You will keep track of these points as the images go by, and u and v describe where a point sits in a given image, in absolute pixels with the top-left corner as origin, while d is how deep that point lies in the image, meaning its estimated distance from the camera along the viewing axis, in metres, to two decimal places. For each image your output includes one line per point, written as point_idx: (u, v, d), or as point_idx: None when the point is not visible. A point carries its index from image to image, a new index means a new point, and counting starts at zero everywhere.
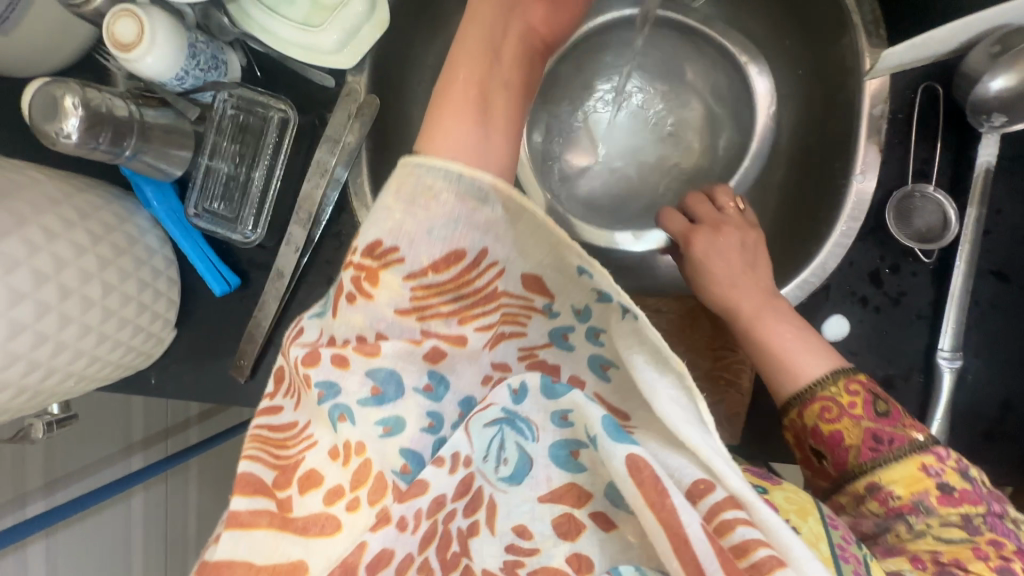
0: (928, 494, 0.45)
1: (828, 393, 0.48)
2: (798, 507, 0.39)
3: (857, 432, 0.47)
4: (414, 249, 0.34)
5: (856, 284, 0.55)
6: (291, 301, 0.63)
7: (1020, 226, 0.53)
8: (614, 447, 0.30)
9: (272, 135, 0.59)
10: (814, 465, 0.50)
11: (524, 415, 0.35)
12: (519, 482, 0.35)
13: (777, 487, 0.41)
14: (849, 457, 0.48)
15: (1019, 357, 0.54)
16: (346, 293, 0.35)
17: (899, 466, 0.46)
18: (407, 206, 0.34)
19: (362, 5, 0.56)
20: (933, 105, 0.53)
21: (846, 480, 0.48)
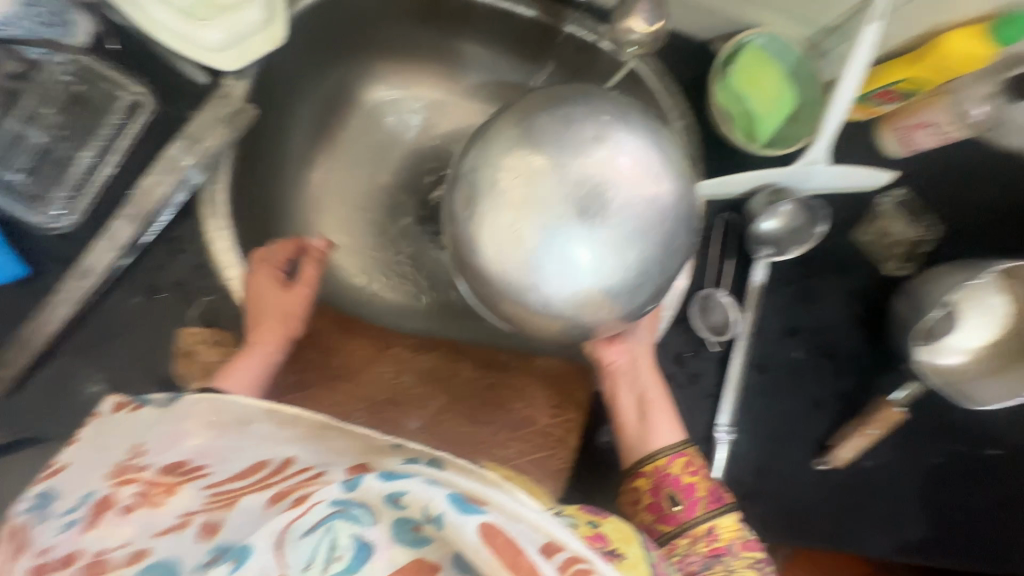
0: (736, 539, 0.55)
1: (690, 451, 0.58)
2: (622, 535, 0.43)
3: (705, 486, 0.56)
4: (218, 464, 0.36)
5: (665, 363, 0.66)
6: (95, 307, 0.53)
7: (776, 333, 0.69)
8: (465, 519, 0.32)
9: (114, 117, 0.53)
10: (662, 514, 0.56)
11: (359, 501, 0.33)
12: (358, 570, 0.31)
13: (605, 519, 0.45)
14: (698, 506, 0.56)
15: (770, 434, 0.68)
16: (118, 505, 0.35)
17: (727, 516, 0.55)
18: (210, 431, 0.38)
19: (258, 15, 0.54)
20: (729, 229, 0.68)
21: (691, 525, 0.55)
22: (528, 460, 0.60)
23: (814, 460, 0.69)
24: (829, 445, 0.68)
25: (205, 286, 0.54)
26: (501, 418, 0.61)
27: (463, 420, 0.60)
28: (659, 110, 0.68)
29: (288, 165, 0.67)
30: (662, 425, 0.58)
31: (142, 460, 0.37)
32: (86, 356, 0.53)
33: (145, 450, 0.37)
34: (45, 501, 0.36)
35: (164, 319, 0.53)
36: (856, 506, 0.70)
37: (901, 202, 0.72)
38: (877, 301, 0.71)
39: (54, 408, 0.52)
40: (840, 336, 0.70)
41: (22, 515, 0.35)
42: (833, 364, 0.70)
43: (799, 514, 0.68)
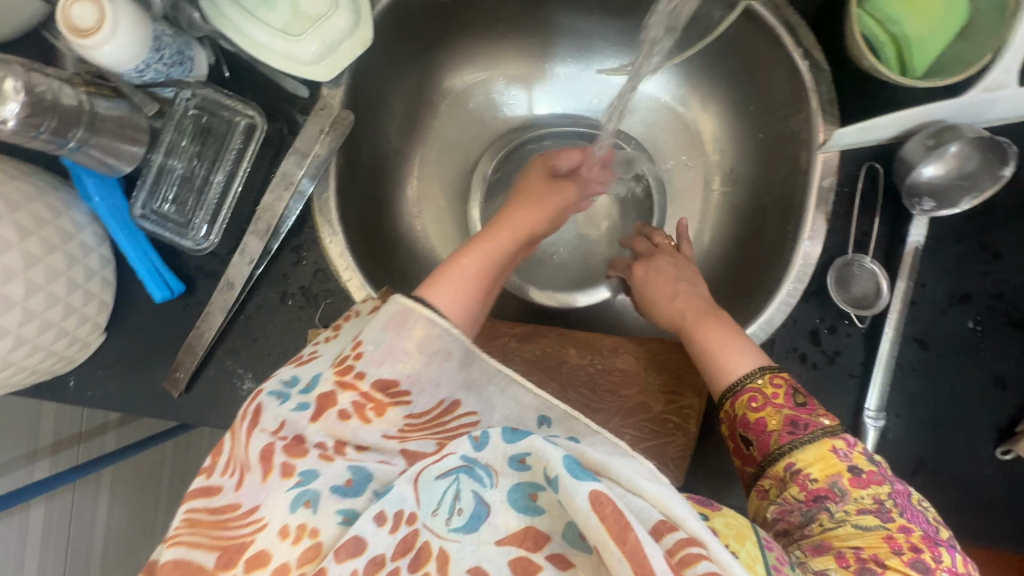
0: (840, 476, 0.44)
1: (755, 384, 0.49)
2: (735, 531, 0.40)
3: (778, 419, 0.48)
4: (418, 395, 0.39)
5: (798, 341, 0.59)
6: (239, 314, 0.60)
7: (941, 301, 0.58)
8: (577, 484, 0.31)
9: (236, 141, 0.56)
10: (737, 459, 0.50)
11: (485, 462, 0.34)
12: (474, 530, 0.33)
13: (717, 512, 0.42)
14: (771, 442, 0.48)
15: (933, 420, 0.59)
16: (338, 407, 0.38)
17: (811, 449, 0.46)
18: (422, 357, 0.40)
19: (345, 21, 0.55)
20: (874, 181, 0.58)
21: (768, 467, 0.47)
22: (644, 448, 0.57)
23: (993, 447, 0.58)
24: (1018, 433, 0.57)
25: (326, 290, 0.60)
26: (613, 404, 0.59)
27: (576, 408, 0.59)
28: (776, 51, 0.59)
29: (386, 165, 0.68)
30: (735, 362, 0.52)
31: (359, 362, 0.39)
32: (238, 356, 0.60)
33: (361, 353, 0.40)
34: (279, 395, 0.39)
35: (296, 320, 0.60)
36: None
37: None
38: None
39: (219, 403, 0.60)
40: None
41: (265, 395, 0.39)
42: (1021, 335, 0.58)
43: (975, 511, 0.59)
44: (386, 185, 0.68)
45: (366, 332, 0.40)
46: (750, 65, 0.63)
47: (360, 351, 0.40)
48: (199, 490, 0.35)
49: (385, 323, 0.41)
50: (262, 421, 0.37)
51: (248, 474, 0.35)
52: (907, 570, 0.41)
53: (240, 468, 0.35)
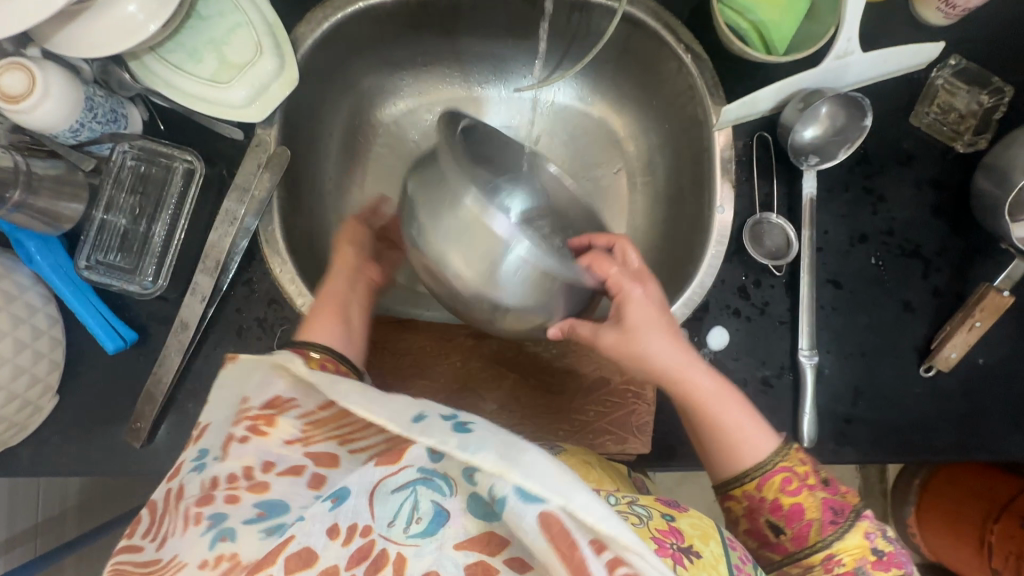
0: (867, 560, 0.47)
1: (785, 464, 0.51)
2: (700, 532, 0.45)
3: (813, 505, 0.49)
4: (305, 397, 0.38)
5: (729, 299, 0.64)
6: (196, 355, 0.61)
7: (843, 244, 0.65)
8: (522, 508, 0.28)
9: (176, 186, 0.59)
10: (769, 543, 0.51)
11: (443, 472, 0.32)
12: (434, 534, 0.31)
13: (684, 515, 0.47)
14: (809, 531, 0.49)
15: (859, 351, 0.65)
16: (237, 437, 0.37)
17: (851, 537, 0.48)
18: (295, 379, 0.39)
19: (272, 65, 0.59)
20: (766, 147, 0.65)
21: (803, 556, 0.49)
22: (607, 421, 0.61)
23: (916, 367, 0.64)
24: (933, 348, 0.63)
25: (282, 317, 0.61)
26: (573, 384, 0.62)
27: (539, 393, 0.62)
28: (665, 49, 0.67)
29: (329, 199, 0.72)
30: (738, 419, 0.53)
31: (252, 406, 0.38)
32: (200, 398, 0.61)
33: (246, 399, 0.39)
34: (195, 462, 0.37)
35: (255, 351, 0.61)
36: (977, 410, 0.64)
37: (959, 72, 0.65)
38: (951, 186, 0.66)
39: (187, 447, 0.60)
40: (917, 231, 0.65)
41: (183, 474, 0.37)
42: (918, 262, 0.65)
43: (911, 429, 0.64)
44: (329, 215, 0.71)
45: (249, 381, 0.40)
46: (644, 64, 0.71)
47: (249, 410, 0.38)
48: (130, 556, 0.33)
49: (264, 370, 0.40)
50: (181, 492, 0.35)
51: (170, 538, 0.33)
52: None
53: (167, 506, 0.35)
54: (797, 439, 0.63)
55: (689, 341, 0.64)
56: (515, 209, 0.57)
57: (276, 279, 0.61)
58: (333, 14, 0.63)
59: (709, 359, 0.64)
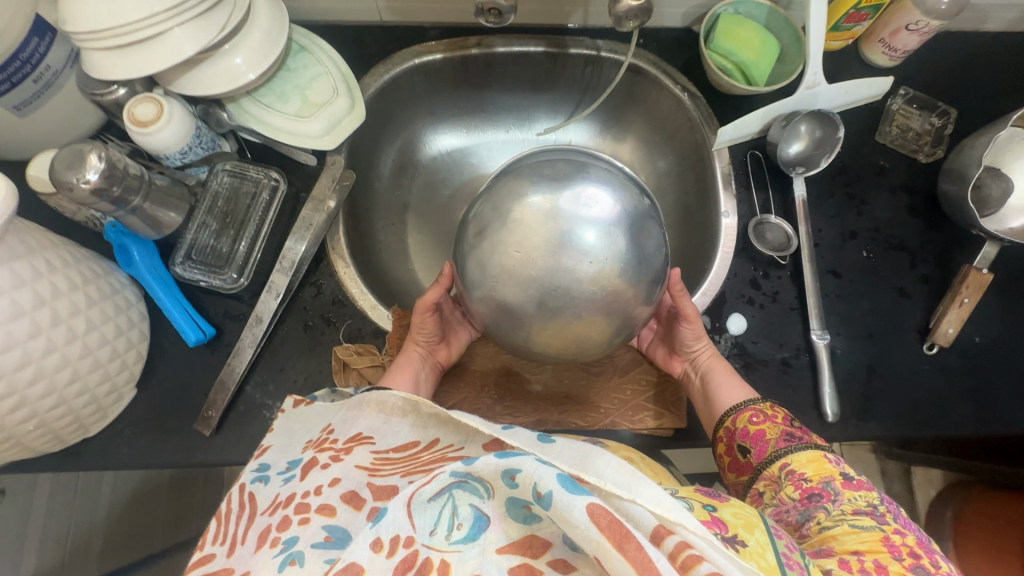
0: (832, 478, 0.51)
1: (756, 405, 0.59)
2: (743, 520, 0.45)
3: (775, 431, 0.57)
4: (380, 437, 0.49)
5: (742, 290, 0.72)
6: (265, 349, 0.67)
7: (835, 241, 0.74)
8: (572, 499, 0.33)
9: (261, 198, 0.68)
10: (738, 463, 0.58)
11: (477, 475, 0.37)
12: (477, 538, 0.37)
13: (726, 505, 0.47)
14: (769, 448, 0.56)
15: (866, 332, 0.71)
16: (321, 463, 0.46)
17: (805, 452, 0.54)
18: (381, 416, 0.51)
19: (344, 103, 0.72)
20: (758, 163, 0.76)
21: (764, 467, 0.55)
22: (645, 397, 0.67)
23: (920, 345, 0.71)
24: (932, 326, 0.70)
25: (345, 313, 0.68)
26: (611, 366, 0.68)
27: (578, 375, 0.68)
28: (664, 91, 0.81)
29: (379, 224, 0.82)
30: (726, 380, 0.62)
31: (332, 437, 0.50)
32: (266, 389, 0.65)
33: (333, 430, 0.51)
34: (268, 477, 0.48)
35: (319, 345, 0.67)
36: (983, 385, 0.70)
37: (909, 99, 0.79)
38: (923, 189, 0.76)
39: (253, 436, 0.64)
40: (898, 227, 0.75)
41: (249, 483, 0.48)
42: (903, 254, 0.74)
43: (925, 402, 0.69)
44: (379, 237, 0.81)
45: (336, 417, 0.53)
46: (645, 106, 0.85)
47: (331, 431, 0.51)
48: (205, 561, 0.41)
49: (350, 408, 0.53)
50: (261, 505, 0.45)
51: (240, 545, 0.42)
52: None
53: (243, 512, 0.45)
54: (821, 415, 0.67)
55: (711, 327, 0.71)
56: (580, 261, 0.52)
57: (340, 280, 0.69)
58: (393, 69, 0.78)
59: (731, 343, 0.70)
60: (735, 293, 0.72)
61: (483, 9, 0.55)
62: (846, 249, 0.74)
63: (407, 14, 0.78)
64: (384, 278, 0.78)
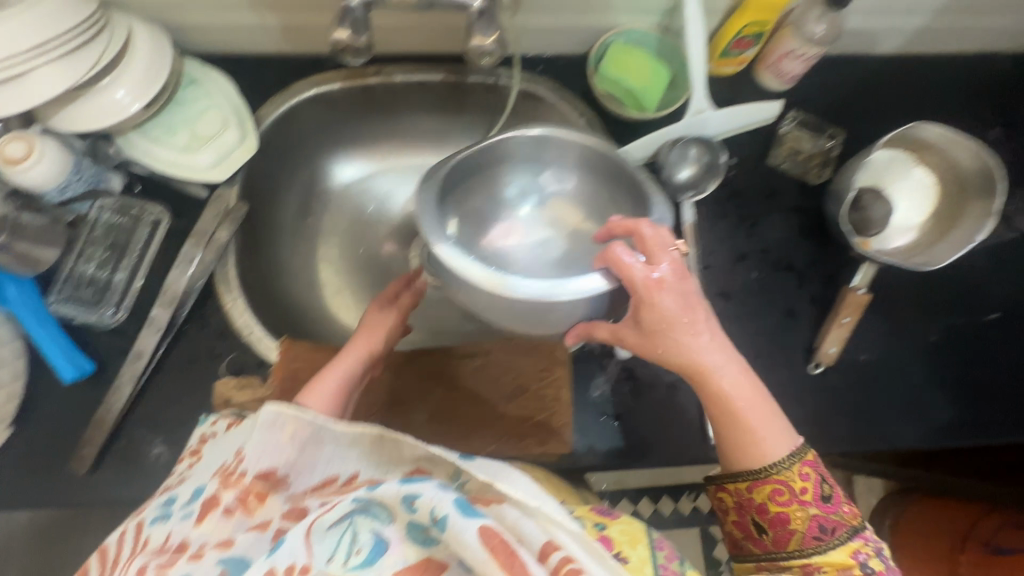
0: (851, 574, 0.51)
1: (785, 476, 0.54)
2: (629, 537, 0.53)
3: (802, 517, 0.54)
4: (296, 475, 0.44)
5: None
6: (148, 383, 0.66)
7: (726, 263, 0.75)
8: (465, 522, 0.37)
9: (141, 235, 0.69)
10: (750, 533, 0.57)
11: (379, 500, 0.40)
12: (376, 562, 0.39)
13: (616, 521, 0.56)
14: (792, 539, 0.54)
15: (753, 353, 0.72)
16: (222, 506, 0.42)
17: (834, 553, 0.52)
18: (295, 446, 0.45)
19: (233, 136, 0.72)
20: (652, 186, 0.78)
21: (782, 557, 0.54)
22: (529, 423, 0.67)
23: (806, 365, 0.72)
24: (816, 346, 0.72)
25: (230, 346, 0.68)
26: (498, 392, 0.69)
27: (465, 401, 0.68)
28: (564, 116, 0.82)
29: (283, 251, 0.82)
30: (753, 418, 0.53)
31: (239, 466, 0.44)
32: (147, 424, 0.65)
33: (242, 457, 0.44)
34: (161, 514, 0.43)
35: (203, 378, 0.67)
36: (866, 403, 0.71)
37: (800, 124, 0.81)
38: (812, 211, 0.78)
39: (130, 473, 0.63)
40: (789, 248, 0.76)
41: (145, 523, 0.42)
42: (792, 274, 0.76)
43: (807, 421, 0.70)
44: (282, 265, 0.81)
45: (246, 441, 0.45)
46: None
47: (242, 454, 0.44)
48: None
49: (259, 430, 0.45)
50: (148, 545, 0.40)
51: None
52: None
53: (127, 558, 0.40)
54: (705, 437, 0.68)
55: (599, 350, 0.71)
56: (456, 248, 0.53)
57: (227, 313, 0.69)
58: (290, 100, 0.78)
59: (620, 366, 0.71)
60: None
61: (340, 48, 0.55)
62: (736, 271, 0.75)
63: (304, 43, 0.78)
64: (283, 307, 0.78)
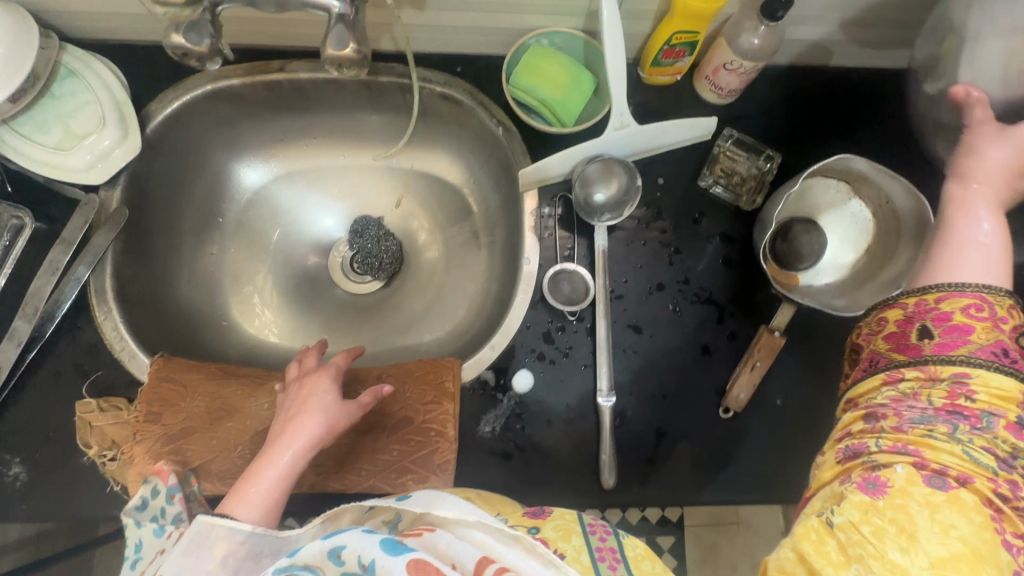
0: (1001, 414, 0.42)
1: (978, 292, 0.46)
2: (562, 532, 0.51)
3: (983, 335, 0.44)
4: None
5: (534, 344, 0.68)
6: (10, 399, 0.63)
7: (641, 292, 0.70)
8: (393, 559, 0.38)
9: (3, 238, 0.65)
10: (902, 343, 0.48)
11: (304, 563, 0.39)
12: None
13: (547, 520, 0.53)
14: (960, 343, 0.45)
15: (661, 392, 0.68)
16: None
17: (1001, 375, 0.43)
18: (223, 570, 0.43)
19: (112, 135, 0.67)
20: (568, 206, 0.72)
21: (932, 360, 0.45)
22: (411, 459, 0.63)
23: (716, 408, 0.68)
24: (727, 388, 0.67)
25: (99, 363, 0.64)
26: (381, 424, 0.64)
27: (344, 433, 0.64)
28: (483, 123, 0.76)
29: (181, 255, 0.78)
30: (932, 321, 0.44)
31: None
32: (7, 441, 0.62)
33: None
34: None
35: (69, 395, 0.63)
36: (778, 450, 0.67)
37: (736, 142, 0.74)
38: (740, 239, 0.72)
39: None
40: (711, 280, 0.71)
41: None
42: (712, 308, 0.70)
43: (711, 468, 0.66)
44: (179, 273, 0.77)
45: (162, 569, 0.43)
46: (472, 137, 0.80)
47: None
48: None
49: (180, 556, 0.43)
50: None
51: None
52: (988, 497, 0.40)
53: None
54: (598, 481, 0.64)
55: (494, 383, 0.67)
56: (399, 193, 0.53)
57: (99, 328, 0.65)
58: (183, 95, 0.72)
59: (515, 401, 0.66)
60: (527, 348, 0.68)
61: (180, 53, 0.51)
62: (650, 302, 0.70)
63: None
64: (175, 317, 0.74)
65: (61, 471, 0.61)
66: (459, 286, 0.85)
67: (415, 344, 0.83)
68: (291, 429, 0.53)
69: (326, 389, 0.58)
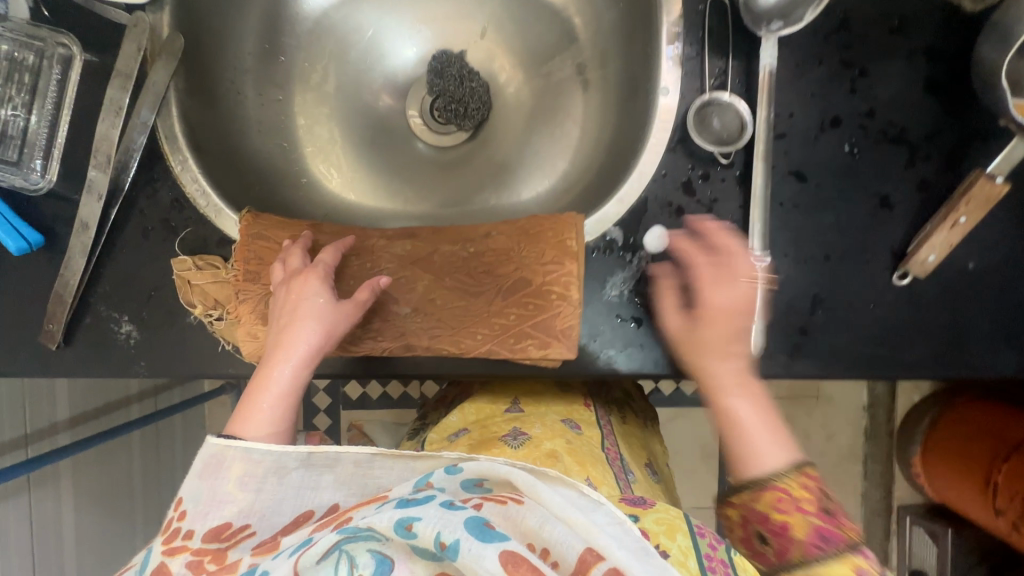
0: None
1: None
2: (666, 527, 0.46)
3: None
4: (259, 523, 0.42)
5: (672, 195, 0.57)
6: (105, 259, 0.59)
7: (810, 129, 0.56)
8: (484, 545, 0.32)
9: (53, 72, 0.56)
10: None
11: (367, 526, 0.34)
12: None
13: (649, 512, 0.48)
14: None
15: (824, 253, 0.56)
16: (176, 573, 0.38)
17: (786, 483, 0.45)
18: (245, 492, 0.43)
19: None
20: (721, 14, 0.55)
21: None
22: (531, 324, 0.56)
23: (889, 274, 0.56)
24: (909, 250, 0.55)
25: (185, 218, 0.59)
26: (493, 284, 0.57)
27: (453, 294, 0.58)
28: None
29: (248, 99, 0.68)
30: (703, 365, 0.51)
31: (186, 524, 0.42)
32: (112, 301, 0.59)
33: (184, 514, 0.42)
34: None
35: (163, 254, 0.59)
36: (959, 322, 0.56)
37: None
38: (951, 54, 0.55)
39: (102, 352, 0.59)
40: (902, 112, 0.55)
41: None
42: (901, 149, 0.55)
43: (872, 340, 0.57)
44: (249, 123, 0.68)
45: (185, 490, 0.43)
46: None
47: (183, 511, 0.42)
48: None
49: (200, 476, 0.44)
50: None
51: None
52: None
53: None
54: None
55: (622, 242, 0.57)
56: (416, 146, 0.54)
57: (177, 179, 0.59)
58: None
59: (646, 263, 0.57)
60: (662, 201, 0.57)
61: None
62: (820, 143, 0.56)
63: None
64: (254, 172, 0.67)
65: (171, 331, 0.59)
66: (560, 135, 0.73)
67: (512, 203, 0.73)
68: (285, 341, 0.51)
69: (316, 295, 0.53)
